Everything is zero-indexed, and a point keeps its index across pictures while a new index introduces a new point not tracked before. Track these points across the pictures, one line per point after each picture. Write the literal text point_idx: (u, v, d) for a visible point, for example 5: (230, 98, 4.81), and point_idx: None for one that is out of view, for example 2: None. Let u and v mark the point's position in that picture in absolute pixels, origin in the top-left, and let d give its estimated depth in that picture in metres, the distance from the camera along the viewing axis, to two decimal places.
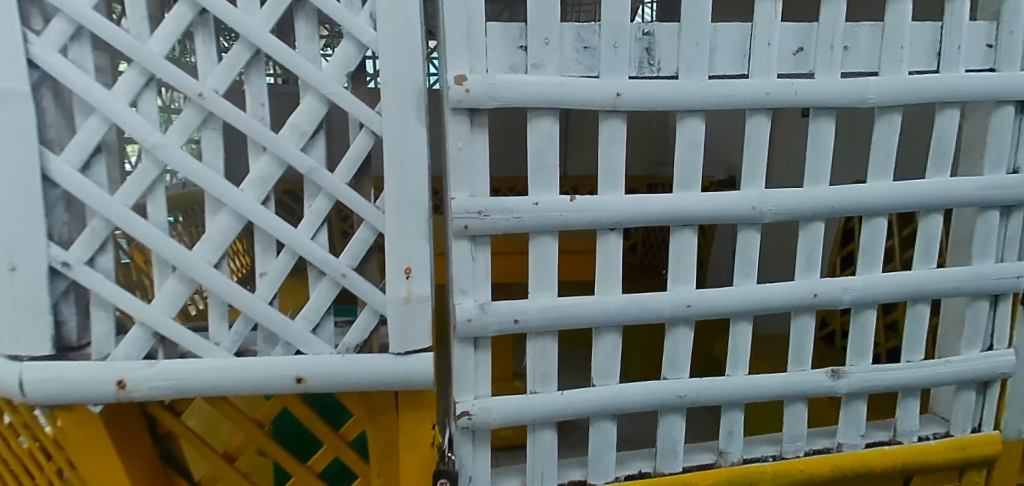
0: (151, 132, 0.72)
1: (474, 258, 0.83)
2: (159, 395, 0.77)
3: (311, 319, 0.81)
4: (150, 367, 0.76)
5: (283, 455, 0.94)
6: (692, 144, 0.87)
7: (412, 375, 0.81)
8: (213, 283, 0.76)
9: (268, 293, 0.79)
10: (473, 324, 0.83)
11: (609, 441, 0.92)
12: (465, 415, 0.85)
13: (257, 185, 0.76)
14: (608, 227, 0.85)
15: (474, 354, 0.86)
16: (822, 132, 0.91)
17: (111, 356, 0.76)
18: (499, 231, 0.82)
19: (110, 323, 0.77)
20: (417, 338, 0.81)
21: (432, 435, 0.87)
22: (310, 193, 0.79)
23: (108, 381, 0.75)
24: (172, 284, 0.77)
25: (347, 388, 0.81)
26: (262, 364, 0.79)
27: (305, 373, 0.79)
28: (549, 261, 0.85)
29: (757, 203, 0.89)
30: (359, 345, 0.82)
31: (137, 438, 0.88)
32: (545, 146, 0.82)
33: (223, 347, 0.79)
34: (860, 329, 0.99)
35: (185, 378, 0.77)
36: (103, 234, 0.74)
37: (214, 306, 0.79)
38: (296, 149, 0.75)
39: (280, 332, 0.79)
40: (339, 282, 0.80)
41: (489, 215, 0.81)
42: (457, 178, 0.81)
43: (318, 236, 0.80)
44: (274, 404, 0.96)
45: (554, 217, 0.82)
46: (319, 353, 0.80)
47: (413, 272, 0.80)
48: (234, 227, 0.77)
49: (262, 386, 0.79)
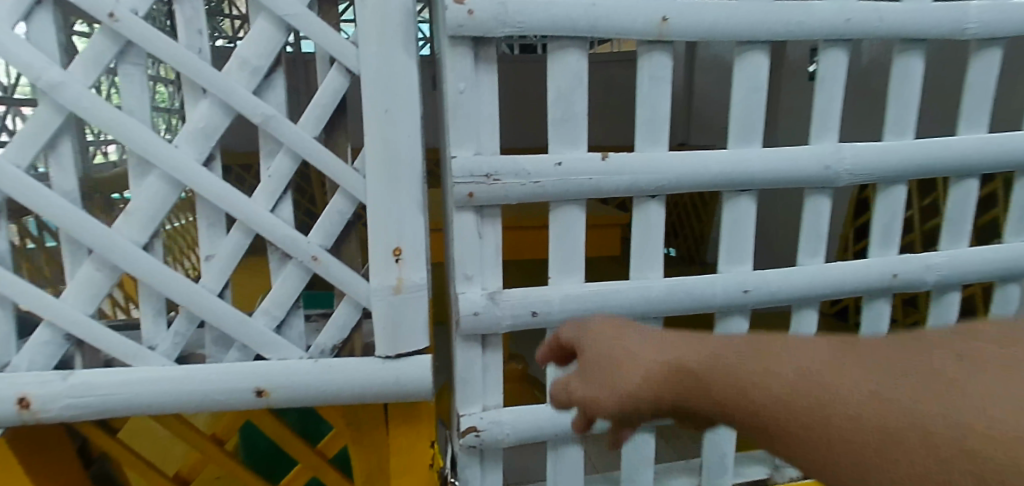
0: (46, 67, 0.53)
1: (481, 235, 0.66)
2: (76, 415, 0.59)
3: (275, 314, 0.63)
4: (63, 380, 0.58)
5: (250, 477, 0.78)
6: (751, 87, 0.69)
7: (404, 384, 0.65)
8: (142, 271, 0.58)
9: (216, 283, 0.61)
10: (480, 319, 0.66)
11: (647, 459, 0.75)
12: (472, 431, 0.69)
13: (196, 139, 0.58)
14: (648, 193, 0.68)
15: (482, 356, 0.69)
16: (908, 73, 0.74)
17: (11, 366, 0.58)
18: (512, 200, 0.64)
19: (10, 322, 0.58)
20: (410, 337, 0.64)
21: (431, 455, 0.70)
22: (267, 152, 0.61)
23: (6, 400, 0.57)
24: (88, 271, 0.58)
25: (321, 402, 0.64)
26: (212, 373, 0.61)
27: (267, 384, 0.62)
28: (575, 237, 0.68)
29: (832, 162, 0.71)
30: (337, 347, 0.65)
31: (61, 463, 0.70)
32: (572, 88, 0.64)
33: (160, 353, 0.61)
34: (941, 316, 0.83)
35: (110, 394, 0.59)
36: None
37: (147, 301, 0.61)
38: (246, 91, 0.57)
39: (235, 332, 0.61)
40: (308, 267, 0.62)
41: (500, 179, 0.63)
42: (458, 131, 0.63)
43: (281, 208, 0.62)
44: (235, 416, 0.79)
45: (582, 182, 0.65)
46: (285, 359, 0.63)
47: (404, 253, 0.63)
48: (167, 196, 0.58)
49: (214, 402, 0.62)
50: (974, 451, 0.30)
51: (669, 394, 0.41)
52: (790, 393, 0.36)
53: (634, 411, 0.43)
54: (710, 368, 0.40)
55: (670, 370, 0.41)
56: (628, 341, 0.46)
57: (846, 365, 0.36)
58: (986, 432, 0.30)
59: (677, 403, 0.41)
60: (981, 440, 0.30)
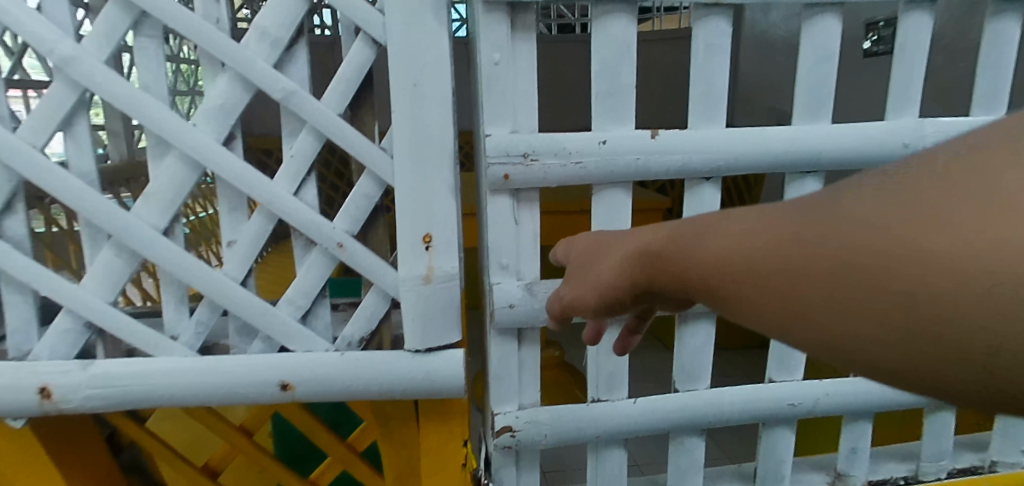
0: (59, 41, 0.50)
1: (518, 221, 0.61)
2: (99, 406, 0.57)
3: (299, 304, 0.60)
4: (84, 370, 0.56)
5: (279, 469, 0.76)
6: (819, 55, 0.62)
7: (435, 380, 0.61)
8: (161, 256, 0.55)
9: (239, 270, 0.58)
10: (516, 312, 0.62)
11: (695, 463, 0.71)
12: (507, 431, 0.65)
13: (215, 117, 0.54)
14: (702, 175, 0.62)
15: (518, 350, 0.65)
16: (1002, 38, 0.65)
17: (32, 354, 0.56)
18: (552, 182, 0.59)
19: (31, 309, 0.57)
20: (441, 330, 0.60)
21: (464, 454, 0.66)
22: (290, 131, 0.57)
23: (27, 390, 0.55)
24: (107, 257, 0.56)
25: (347, 397, 0.61)
26: (235, 365, 0.58)
27: (292, 378, 0.59)
28: (621, 223, 0.63)
29: (912, 139, 0.64)
30: (365, 339, 0.62)
31: (88, 452, 0.69)
32: (618, 58, 0.58)
33: (182, 343, 0.59)
34: None
35: (131, 385, 0.57)
36: (6, 186, 0.53)
37: (168, 288, 0.58)
38: (266, 65, 0.53)
39: (257, 322, 0.58)
40: (334, 254, 0.58)
41: (538, 159, 0.58)
42: (492, 107, 0.58)
43: (305, 191, 0.58)
44: (265, 407, 0.77)
45: (629, 162, 0.59)
46: (310, 351, 0.60)
47: (434, 240, 0.59)
48: (185, 177, 0.55)
49: (238, 395, 0.59)
50: (913, 301, 0.26)
51: (637, 281, 0.40)
52: (724, 262, 0.33)
53: (615, 304, 0.43)
54: (662, 247, 0.37)
55: (632, 261, 0.39)
56: (610, 239, 0.45)
57: (781, 213, 0.32)
58: (928, 272, 0.25)
59: (648, 288, 0.39)
60: (920, 283, 0.25)
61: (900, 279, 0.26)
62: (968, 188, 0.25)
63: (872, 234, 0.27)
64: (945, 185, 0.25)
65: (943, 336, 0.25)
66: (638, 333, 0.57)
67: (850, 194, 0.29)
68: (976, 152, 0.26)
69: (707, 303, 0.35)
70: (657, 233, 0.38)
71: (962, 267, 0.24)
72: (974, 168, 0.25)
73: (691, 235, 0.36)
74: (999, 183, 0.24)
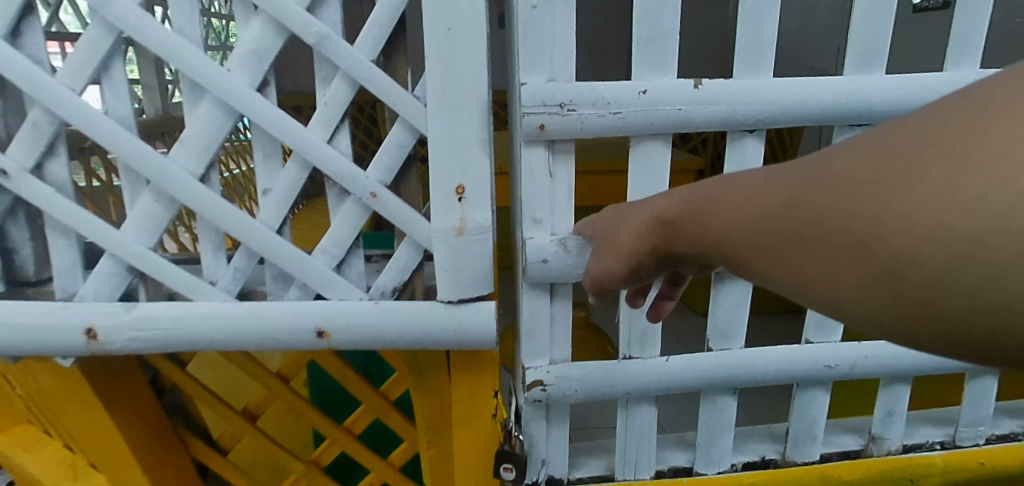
0: None
1: (552, 173, 0.60)
2: (142, 348, 0.59)
3: (333, 253, 0.60)
4: (127, 312, 0.58)
5: (313, 414, 0.78)
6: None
7: (466, 331, 0.61)
8: (198, 203, 0.56)
9: (274, 219, 0.58)
10: (549, 267, 0.61)
11: (725, 422, 0.71)
12: (537, 385, 0.65)
13: (249, 61, 0.54)
14: (745, 127, 0.59)
15: (550, 304, 0.64)
16: None
17: (78, 296, 0.58)
18: (588, 133, 0.58)
19: (75, 252, 0.58)
20: (473, 282, 0.60)
21: (494, 405, 0.67)
22: (323, 77, 0.56)
23: (74, 330, 0.57)
24: (147, 202, 0.56)
25: (380, 346, 0.61)
26: (271, 312, 0.59)
27: (327, 325, 0.60)
28: (658, 177, 0.61)
29: None
30: (398, 290, 0.62)
31: (132, 392, 0.72)
32: (661, 2, 0.56)
33: (220, 289, 0.60)
34: None
35: (172, 328, 0.59)
36: (47, 130, 0.54)
37: (205, 234, 0.59)
38: (299, 8, 0.52)
39: (293, 270, 0.59)
40: (367, 204, 0.58)
41: (575, 108, 0.56)
42: (528, 54, 0.56)
43: (338, 139, 0.58)
44: (300, 355, 0.79)
45: (670, 113, 0.57)
46: (344, 300, 0.60)
47: (467, 191, 0.59)
48: (220, 123, 0.55)
49: (274, 341, 0.60)
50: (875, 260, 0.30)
51: (661, 246, 0.45)
52: (733, 232, 0.38)
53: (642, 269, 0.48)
54: (682, 218, 0.42)
55: (654, 229, 0.45)
56: (639, 204, 0.49)
57: (771, 183, 0.36)
58: (886, 238, 0.29)
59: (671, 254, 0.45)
60: (882, 251, 0.30)
61: (863, 243, 0.30)
62: (911, 170, 0.29)
63: (840, 204, 0.31)
64: (902, 160, 0.29)
65: (904, 291, 0.29)
66: (671, 309, 0.59)
67: (829, 166, 0.33)
68: (930, 126, 0.29)
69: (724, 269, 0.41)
70: (677, 202, 0.43)
71: (915, 235, 0.28)
72: (929, 145, 0.29)
73: (706, 206, 0.40)
74: (937, 159, 0.28)
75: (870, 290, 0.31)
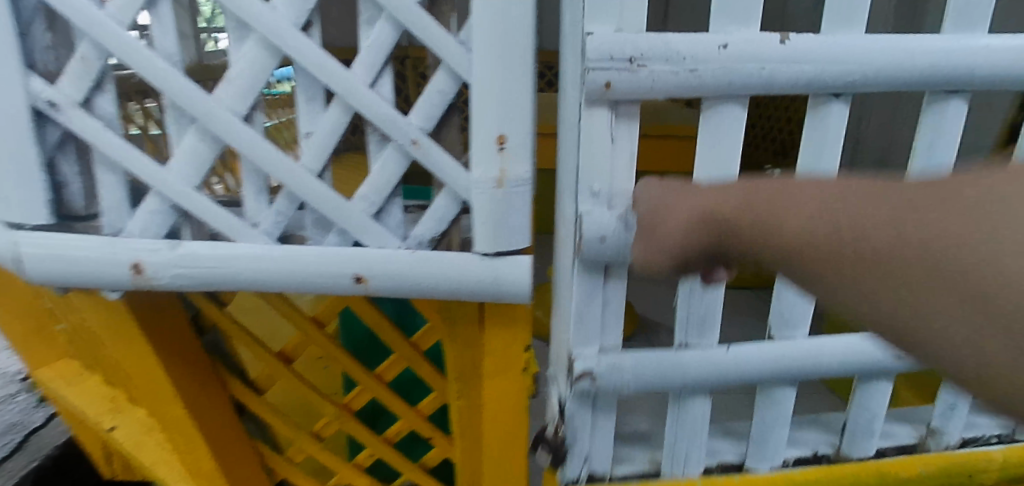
0: None
1: (614, 138, 0.60)
2: (185, 285, 0.60)
3: (372, 201, 0.60)
4: (171, 249, 0.59)
5: (348, 361, 0.80)
6: None
7: (501, 284, 0.61)
8: (242, 143, 0.56)
9: (315, 163, 0.58)
10: (605, 245, 0.61)
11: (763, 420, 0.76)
12: (586, 377, 0.69)
13: (294, 1, 0.53)
14: (833, 89, 0.60)
15: (603, 290, 0.67)
16: None
17: (125, 231, 0.59)
18: (659, 93, 0.58)
19: (122, 188, 0.59)
20: (510, 236, 0.60)
21: (525, 358, 0.68)
22: (367, 19, 0.56)
23: (121, 264, 0.59)
24: (192, 141, 0.57)
25: (416, 294, 0.62)
26: (310, 256, 0.60)
27: (365, 272, 0.60)
28: (731, 139, 0.62)
29: None
30: (434, 240, 0.62)
31: (176, 330, 0.74)
32: None
33: (261, 231, 0.60)
34: None
35: (215, 267, 0.60)
36: (97, 65, 0.54)
37: (247, 176, 0.59)
38: None
39: (333, 215, 0.59)
40: (408, 152, 0.58)
41: (644, 64, 0.56)
42: None
43: (380, 84, 0.57)
44: (337, 302, 0.80)
45: (751, 71, 0.57)
46: (382, 247, 0.60)
47: (509, 142, 0.58)
48: (265, 64, 0.55)
49: (313, 284, 0.61)
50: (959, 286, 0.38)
51: (714, 242, 0.50)
52: (799, 239, 0.45)
53: (687, 260, 0.53)
54: (744, 219, 0.48)
55: (709, 223, 0.50)
56: (687, 195, 0.54)
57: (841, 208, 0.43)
58: (977, 271, 0.37)
59: (718, 249, 0.51)
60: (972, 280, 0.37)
61: (956, 274, 0.37)
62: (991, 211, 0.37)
63: (917, 230, 0.40)
64: (973, 200, 0.38)
65: (982, 311, 0.37)
66: (731, 273, 0.57)
67: (897, 202, 0.41)
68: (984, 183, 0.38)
69: (771, 267, 0.48)
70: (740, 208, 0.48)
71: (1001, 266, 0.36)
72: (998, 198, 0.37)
73: (775, 215, 0.46)
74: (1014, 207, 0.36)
75: (947, 314, 0.38)
